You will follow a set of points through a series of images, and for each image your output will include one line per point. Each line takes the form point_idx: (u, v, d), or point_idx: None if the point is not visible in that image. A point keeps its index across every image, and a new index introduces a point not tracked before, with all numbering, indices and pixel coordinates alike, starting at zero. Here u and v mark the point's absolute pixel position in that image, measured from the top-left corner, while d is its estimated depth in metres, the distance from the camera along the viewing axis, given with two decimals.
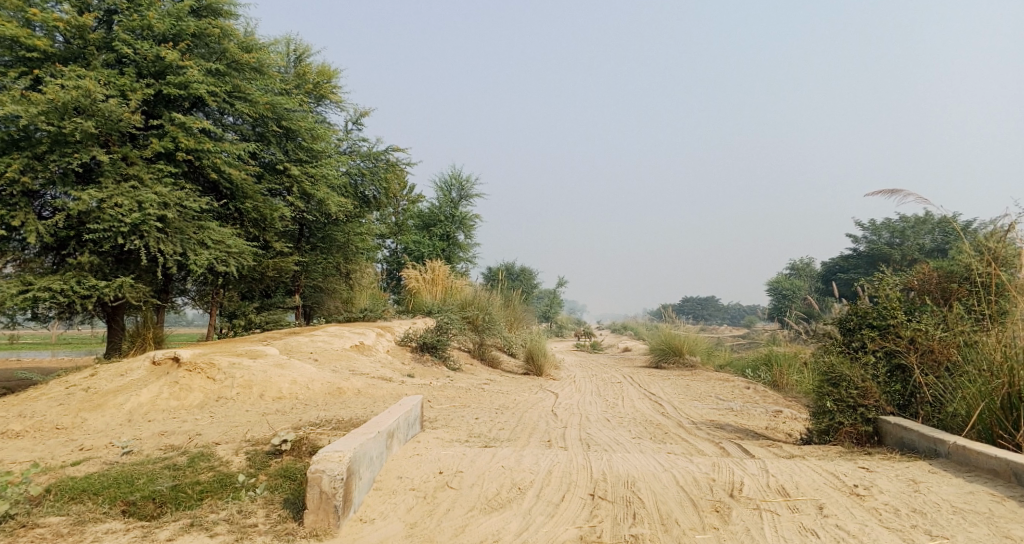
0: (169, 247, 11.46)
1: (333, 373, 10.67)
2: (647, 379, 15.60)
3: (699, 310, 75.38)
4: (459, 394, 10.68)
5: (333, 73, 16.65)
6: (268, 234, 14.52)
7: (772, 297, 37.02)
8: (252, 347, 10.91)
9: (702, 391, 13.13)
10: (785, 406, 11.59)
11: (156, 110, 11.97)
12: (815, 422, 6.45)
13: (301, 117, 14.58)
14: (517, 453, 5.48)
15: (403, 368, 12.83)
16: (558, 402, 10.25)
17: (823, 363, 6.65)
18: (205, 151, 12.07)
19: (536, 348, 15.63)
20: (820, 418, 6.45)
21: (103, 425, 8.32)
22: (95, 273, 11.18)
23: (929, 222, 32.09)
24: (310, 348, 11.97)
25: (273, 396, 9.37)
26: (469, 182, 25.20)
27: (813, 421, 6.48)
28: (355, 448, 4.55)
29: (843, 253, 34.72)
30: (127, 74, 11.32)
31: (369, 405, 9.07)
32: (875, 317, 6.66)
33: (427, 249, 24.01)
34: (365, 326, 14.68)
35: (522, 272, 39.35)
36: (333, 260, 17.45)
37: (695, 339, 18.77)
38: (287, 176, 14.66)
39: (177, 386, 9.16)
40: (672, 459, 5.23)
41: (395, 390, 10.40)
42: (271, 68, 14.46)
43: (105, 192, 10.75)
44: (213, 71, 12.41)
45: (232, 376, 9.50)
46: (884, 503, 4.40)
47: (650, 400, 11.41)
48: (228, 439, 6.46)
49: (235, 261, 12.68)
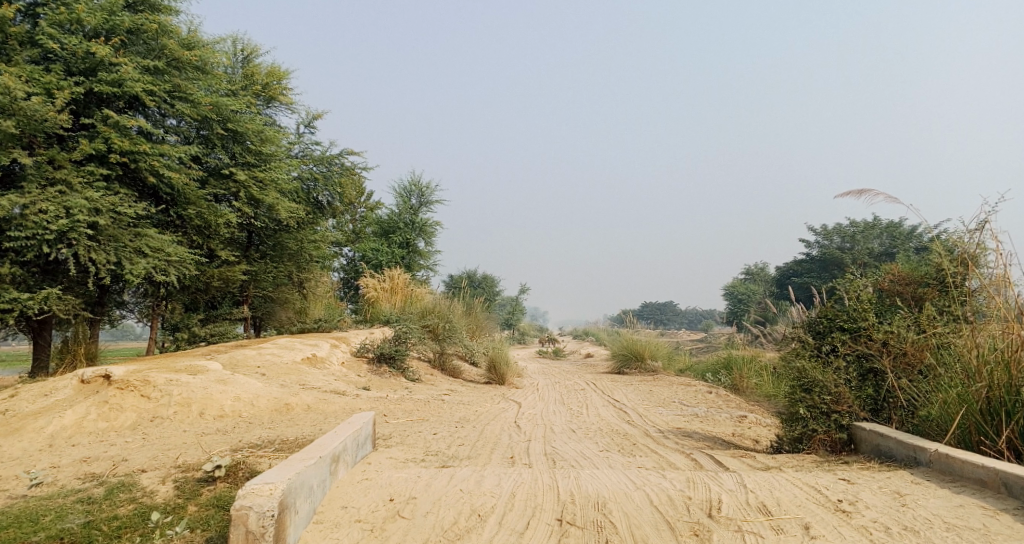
0: (101, 256, 10.72)
1: (281, 388, 10.08)
2: (610, 385, 15.33)
3: (658, 315, 75.97)
4: (416, 406, 10.20)
5: (283, 73, 16.00)
6: (212, 242, 13.83)
7: (729, 302, 37.28)
8: (194, 362, 10.26)
9: (666, 398, 12.88)
10: (750, 411, 11.40)
11: (86, 110, 11.19)
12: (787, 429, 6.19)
13: (249, 120, 13.95)
14: (477, 472, 5.06)
15: (358, 381, 12.26)
16: (520, 413, 9.85)
17: (793, 368, 6.40)
18: (142, 153, 11.38)
19: (497, 357, 15.23)
20: (793, 425, 6.19)
21: (22, 451, 7.63)
22: (18, 285, 10.40)
23: (879, 226, 32.80)
24: (258, 361, 11.34)
25: (214, 415, 8.77)
26: (428, 188, 24.69)
27: (785, 429, 6.22)
28: (290, 478, 4.06)
29: (797, 258, 35.21)
30: (53, 71, 10.56)
31: (319, 422, 8.53)
32: (846, 319, 6.41)
33: (384, 257, 23.41)
34: (319, 338, 14.06)
35: (484, 280, 38.88)
36: (284, 268, 16.78)
37: (656, 344, 18.60)
38: (234, 181, 14.01)
39: (106, 407, 8.50)
40: (643, 476, 4.87)
41: (348, 405, 9.86)
42: (215, 67, 13.79)
43: (28, 197, 10.00)
44: (150, 69, 11.71)
45: (169, 393, 8.86)
46: (872, 520, 4.11)
47: (614, 408, 11.09)
48: (158, 465, 5.90)
49: (175, 270, 11.98)
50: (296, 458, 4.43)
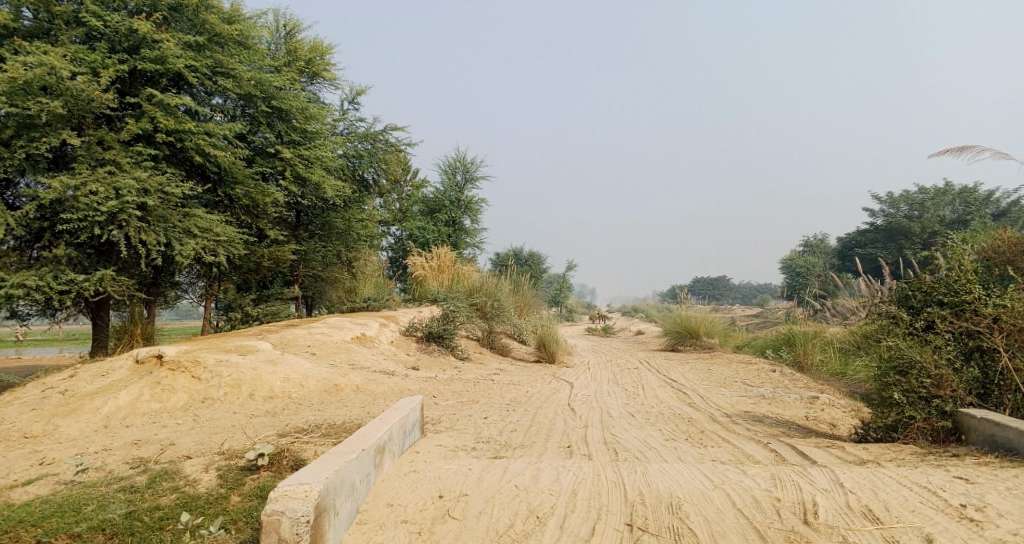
0: (151, 236, 10.57)
1: (330, 368, 9.85)
2: (666, 363, 14.74)
3: (710, 290, 74.24)
4: (466, 387, 9.86)
5: (325, 48, 15.68)
6: (261, 222, 13.66)
7: (786, 276, 35.87)
8: (244, 342, 10.10)
9: (727, 377, 12.26)
10: (820, 392, 10.69)
11: (132, 89, 11.02)
12: (879, 416, 5.57)
13: (293, 96, 13.68)
14: (533, 465, 4.64)
15: (407, 360, 12.00)
16: (575, 394, 9.43)
17: (886, 348, 5.77)
18: (187, 132, 11.20)
19: (548, 334, 14.78)
20: (886, 412, 5.57)
21: (77, 433, 7.56)
22: (73, 266, 10.35)
23: (950, 193, 30.87)
24: (307, 341, 11.16)
25: (264, 396, 8.59)
26: (473, 163, 24.24)
27: (877, 415, 5.60)
28: (326, 478, 3.74)
29: (860, 228, 33.60)
30: (98, 50, 10.40)
31: (368, 404, 8.25)
32: (945, 292, 5.80)
33: (431, 234, 23.12)
34: (367, 316, 13.85)
35: (531, 257, 38.36)
36: (333, 247, 16.63)
37: (711, 320, 17.85)
38: (280, 159, 13.82)
39: (159, 387, 8.39)
40: (721, 471, 4.38)
41: (397, 385, 9.58)
42: (257, 43, 13.52)
43: (78, 179, 9.89)
44: (192, 45, 11.52)
45: (219, 375, 8.69)
46: (1011, 533, 3.58)
47: (672, 389, 10.55)
48: (202, 451, 5.65)
49: (224, 250, 11.85)
50: (336, 451, 4.10)
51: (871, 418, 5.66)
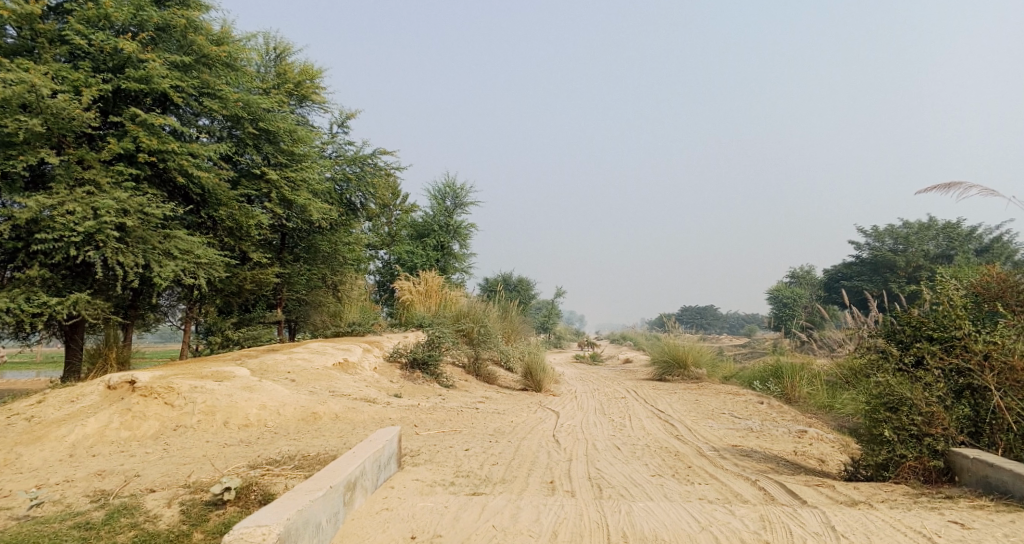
0: (129, 258, 10.34)
1: (309, 395, 9.60)
2: (653, 393, 14.55)
3: (698, 320, 74.31)
4: (448, 416, 9.64)
5: (315, 72, 15.63)
6: (244, 245, 13.46)
7: (773, 307, 35.91)
8: (221, 368, 9.84)
9: (715, 408, 12.09)
10: (808, 425, 10.55)
11: (115, 108, 10.87)
12: (870, 455, 5.45)
13: (280, 119, 13.58)
14: (512, 503, 4.46)
15: (389, 387, 11.76)
16: (559, 425, 9.23)
17: (876, 383, 5.68)
18: (170, 152, 11.03)
19: (534, 362, 14.57)
20: (877, 449, 5.44)
21: (41, 461, 7.28)
22: (47, 288, 10.09)
23: (935, 227, 31.15)
24: (287, 367, 10.91)
25: (239, 424, 8.35)
26: (463, 189, 24.20)
27: (867, 452, 5.47)
28: (286, 519, 3.62)
29: (847, 260, 33.79)
30: (82, 68, 10.27)
31: (346, 433, 8.02)
32: (934, 327, 5.73)
33: (419, 259, 22.96)
34: (351, 342, 13.62)
35: (519, 283, 38.24)
36: (318, 271, 16.43)
37: (699, 350, 17.73)
38: (266, 182, 13.67)
39: (129, 414, 8.12)
40: (708, 512, 4.21)
41: (378, 414, 9.34)
42: (246, 65, 13.44)
43: (55, 199, 9.69)
44: (179, 65, 11.41)
45: (193, 401, 8.43)
46: None
47: (659, 420, 10.37)
48: (167, 484, 5.41)
49: (204, 273, 11.62)
50: (301, 489, 3.97)
51: (862, 456, 5.52)
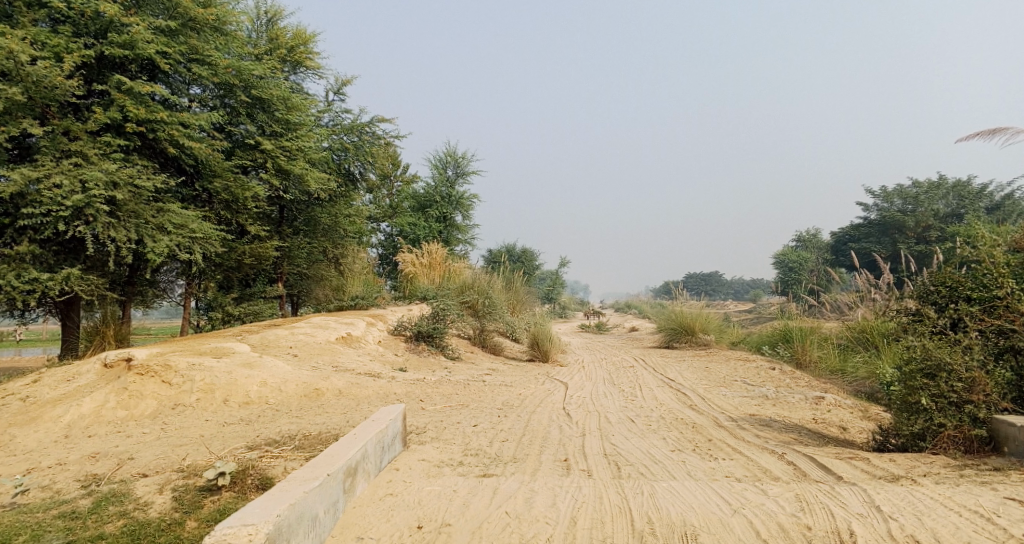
0: (121, 233, 9.99)
1: (311, 371, 9.33)
2: (662, 361, 14.29)
3: (703, 287, 73.88)
4: (455, 390, 9.37)
5: (309, 36, 15.09)
6: (241, 218, 13.09)
7: (778, 271, 35.42)
8: (221, 344, 9.55)
9: (727, 375, 11.84)
10: (823, 391, 10.26)
11: (100, 75, 10.44)
12: (906, 425, 5.40)
13: (274, 86, 13.12)
14: (526, 486, 4.28)
15: (394, 361, 11.50)
16: (570, 396, 8.98)
17: (913, 348, 5.65)
18: (160, 122, 10.62)
19: (541, 332, 14.28)
20: (914, 419, 5.40)
21: (35, 444, 7.02)
22: (38, 264, 9.76)
23: (944, 187, 30.60)
24: (289, 341, 10.64)
25: (239, 402, 8.07)
26: (464, 158, 23.71)
27: (903, 422, 5.43)
28: (276, 516, 3.45)
29: (854, 223, 33.31)
30: (63, 34, 9.82)
31: (350, 409, 7.76)
32: (973, 287, 5.72)
33: (421, 230, 22.57)
34: (353, 315, 13.32)
35: (523, 252, 37.80)
36: (318, 243, 16.09)
37: (707, 316, 17.40)
38: (260, 152, 13.27)
39: (126, 394, 7.84)
40: (740, 493, 4.19)
41: (382, 388, 9.07)
42: (236, 30, 12.94)
43: (41, 171, 9.33)
44: (163, 29, 10.93)
45: (191, 379, 8.14)
46: None
47: (671, 389, 10.09)
48: (161, 467, 5.13)
49: (199, 247, 11.28)
50: (297, 479, 3.80)
51: (897, 426, 5.46)
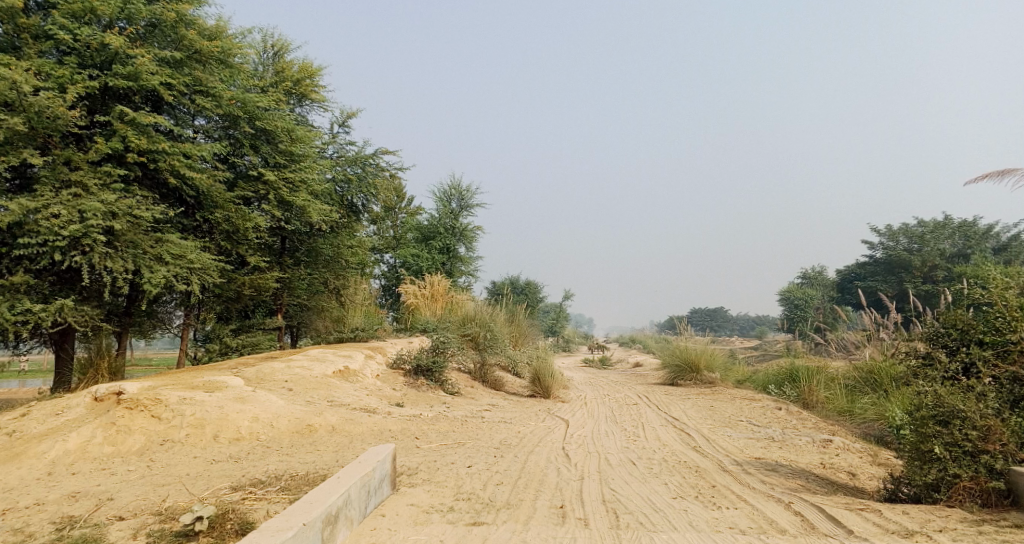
0: (117, 263, 9.89)
1: (305, 406, 9.12)
2: (666, 399, 14.01)
3: (708, 322, 73.43)
4: (452, 427, 9.13)
5: (315, 69, 15.18)
6: (241, 248, 13.00)
7: (784, 308, 35.13)
8: (215, 377, 9.36)
9: (732, 415, 11.57)
10: (831, 433, 9.98)
11: (103, 106, 10.44)
12: (919, 474, 5.19)
13: (278, 117, 13.15)
14: (516, 538, 4.18)
15: (392, 395, 11.28)
16: (570, 436, 8.74)
17: (925, 393, 5.43)
18: (161, 152, 10.58)
19: (542, 368, 14.04)
20: (927, 469, 5.19)
21: (17, 480, 6.81)
22: (33, 294, 9.68)
23: (950, 225, 30.47)
24: (285, 375, 10.45)
25: (229, 438, 7.85)
26: (468, 191, 23.72)
27: (915, 471, 5.22)
28: None
29: (860, 261, 33.13)
30: (67, 65, 9.86)
31: (343, 447, 7.54)
32: (984, 330, 5.54)
33: (425, 262, 22.47)
34: (352, 348, 13.13)
35: (527, 286, 37.67)
36: (319, 275, 15.98)
37: (711, 353, 17.13)
38: (262, 183, 13.24)
39: (113, 429, 7.64)
40: None
41: (377, 425, 8.84)
42: (242, 62, 13.01)
43: (40, 201, 9.26)
44: (168, 61, 10.97)
45: (181, 414, 7.94)
46: None
47: (674, 428, 9.83)
48: (139, 510, 4.93)
49: (197, 278, 11.16)
50: (271, 528, 3.68)
51: (909, 475, 5.25)
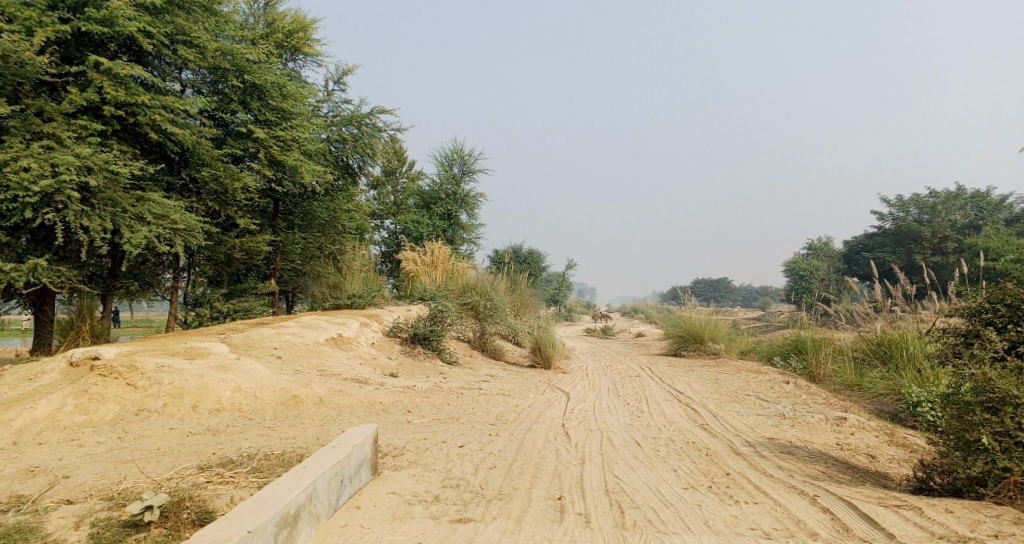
0: (95, 222, 9.33)
1: (293, 375, 8.62)
2: (671, 371, 13.51)
3: (711, 293, 72.85)
4: (447, 400, 8.66)
5: (308, 22, 14.41)
6: (230, 210, 12.42)
7: (788, 279, 34.49)
8: (197, 344, 8.85)
9: (739, 389, 11.09)
10: (844, 410, 9.51)
11: (77, 53, 9.81)
12: (962, 467, 4.95)
13: (269, 71, 12.49)
14: None
15: (386, 365, 10.80)
16: (570, 410, 8.28)
17: (976, 376, 5.14)
18: (141, 105, 9.94)
19: (543, 336, 13.52)
20: (973, 461, 4.93)
21: None
22: (6, 254, 9.17)
23: (962, 196, 29.68)
24: (274, 342, 9.96)
25: (209, 409, 7.38)
26: (471, 155, 23.02)
27: (959, 464, 4.97)
28: None
29: (868, 232, 32.49)
30: (36, 7, 9.21)
31: (329, 421, 7.08)
32: None
33: (425, 228, 21.85)
34: (347, 315, 12.62)
35: (530, 254, 37.10)
36: (313, 239, 15.42)
37: (716, 323, 16.60)
38: (252, 140, 12.60)
39: (86, 397, 7.14)
40: None
41: (367, 397, 8.37)
42: (228, 10, 12.29)
43: (10, 153, 8.67)
44: (149, 7, 10.25)
45: (159, 382, 7.45)
46: None
47: (679, 404, 9.35)
48: (95, 494, 4.50)
49: (181, 240, 10.57)
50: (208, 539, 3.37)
51: (952, 466, 5.01)
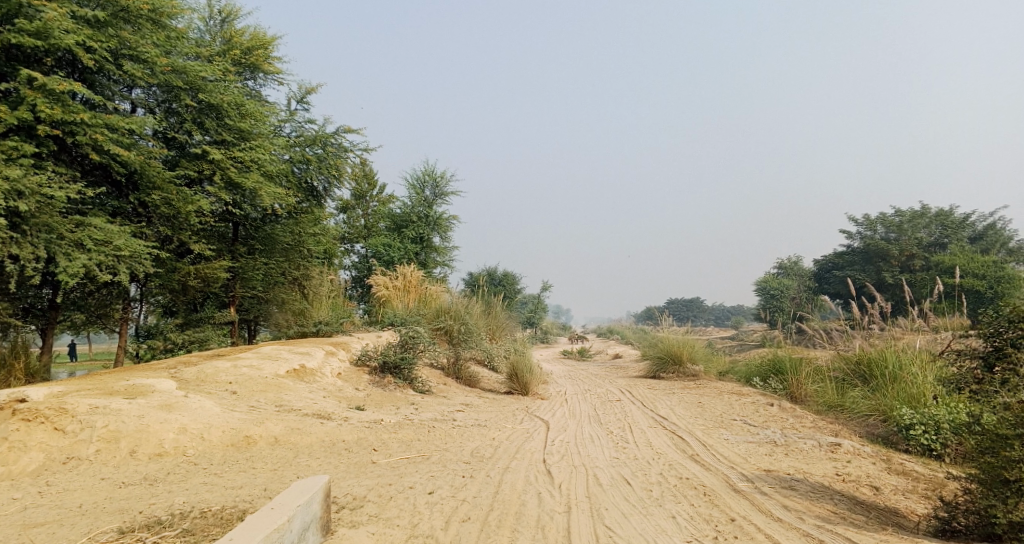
0: (26, 250, 8.57)
1: (247, 412, 7.86)
2: (652, 395, 12.94)
3: (684, 313, 72.79)
4: (417, 435, 7.98)
5: (268, 39, 13.81)
6: (184, 234, 11.64)
7: (761, 299, 34.37)
8: (141, 380, 8.04)
9: (724, 413, 10.55)
10: (836, 434, 9.02)
11: (9, 67, 9.06)
12: (1002, 510, 4.69)
13: (224, 89, 11.84)
14: None
15: (353, 397, 10.06)
16: (550, 444, 7.65)
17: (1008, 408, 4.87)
18: (80, 124, 9.20)
19: (519, 362, 12.88)
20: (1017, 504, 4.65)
21: None
22: None
23: (928, 215, 29.95)
24: (229, 375, 9.18)
25: (149, 454, 6.63)
26: (442, 176, 22.46)
27: (1000, 507, 4.70)
28: None
29: (839, 251, 32.56)
30: None
31: (283, 465, 6.37)
32: None
33: (396, 252, 21.00)
34: (312, 344, 11.85)
35: (504, 276, 36.49)
36: (275, 264, 14.67)
37: (694, 343, 16.10)
38: (208, 162, 11.90)
39: (5, 446, 6.34)
40: None
41: (329, 434, 7.65)
42: (180, 25, 11.63)
43: None
44: (90, 20, 9.58)
45: (91, 426, 6.65)
46: None
47: (665, 432, 8.76)
48: None
49: (127, 267, 9.80)
50: None
51: (989, 510, 4.74)
